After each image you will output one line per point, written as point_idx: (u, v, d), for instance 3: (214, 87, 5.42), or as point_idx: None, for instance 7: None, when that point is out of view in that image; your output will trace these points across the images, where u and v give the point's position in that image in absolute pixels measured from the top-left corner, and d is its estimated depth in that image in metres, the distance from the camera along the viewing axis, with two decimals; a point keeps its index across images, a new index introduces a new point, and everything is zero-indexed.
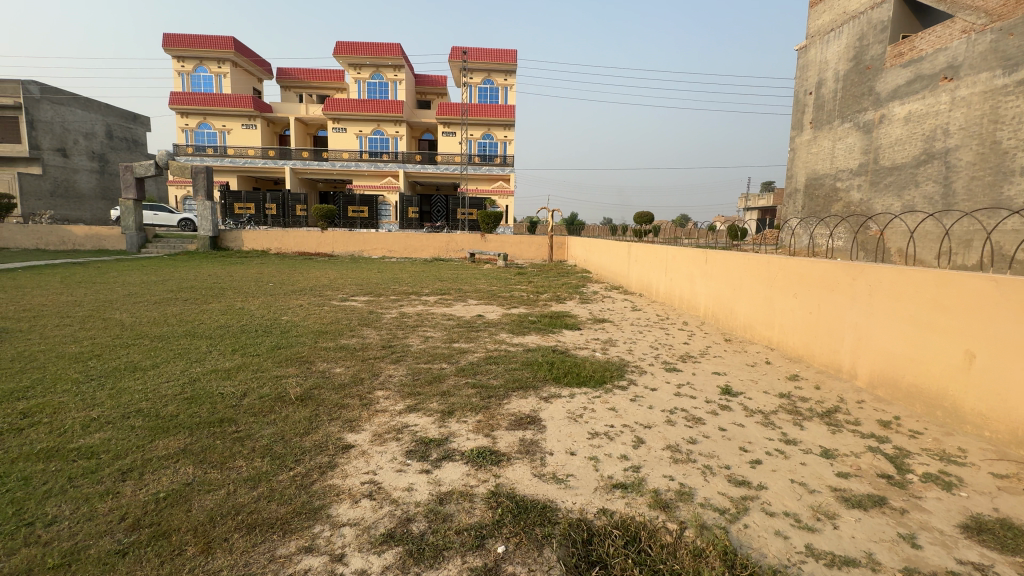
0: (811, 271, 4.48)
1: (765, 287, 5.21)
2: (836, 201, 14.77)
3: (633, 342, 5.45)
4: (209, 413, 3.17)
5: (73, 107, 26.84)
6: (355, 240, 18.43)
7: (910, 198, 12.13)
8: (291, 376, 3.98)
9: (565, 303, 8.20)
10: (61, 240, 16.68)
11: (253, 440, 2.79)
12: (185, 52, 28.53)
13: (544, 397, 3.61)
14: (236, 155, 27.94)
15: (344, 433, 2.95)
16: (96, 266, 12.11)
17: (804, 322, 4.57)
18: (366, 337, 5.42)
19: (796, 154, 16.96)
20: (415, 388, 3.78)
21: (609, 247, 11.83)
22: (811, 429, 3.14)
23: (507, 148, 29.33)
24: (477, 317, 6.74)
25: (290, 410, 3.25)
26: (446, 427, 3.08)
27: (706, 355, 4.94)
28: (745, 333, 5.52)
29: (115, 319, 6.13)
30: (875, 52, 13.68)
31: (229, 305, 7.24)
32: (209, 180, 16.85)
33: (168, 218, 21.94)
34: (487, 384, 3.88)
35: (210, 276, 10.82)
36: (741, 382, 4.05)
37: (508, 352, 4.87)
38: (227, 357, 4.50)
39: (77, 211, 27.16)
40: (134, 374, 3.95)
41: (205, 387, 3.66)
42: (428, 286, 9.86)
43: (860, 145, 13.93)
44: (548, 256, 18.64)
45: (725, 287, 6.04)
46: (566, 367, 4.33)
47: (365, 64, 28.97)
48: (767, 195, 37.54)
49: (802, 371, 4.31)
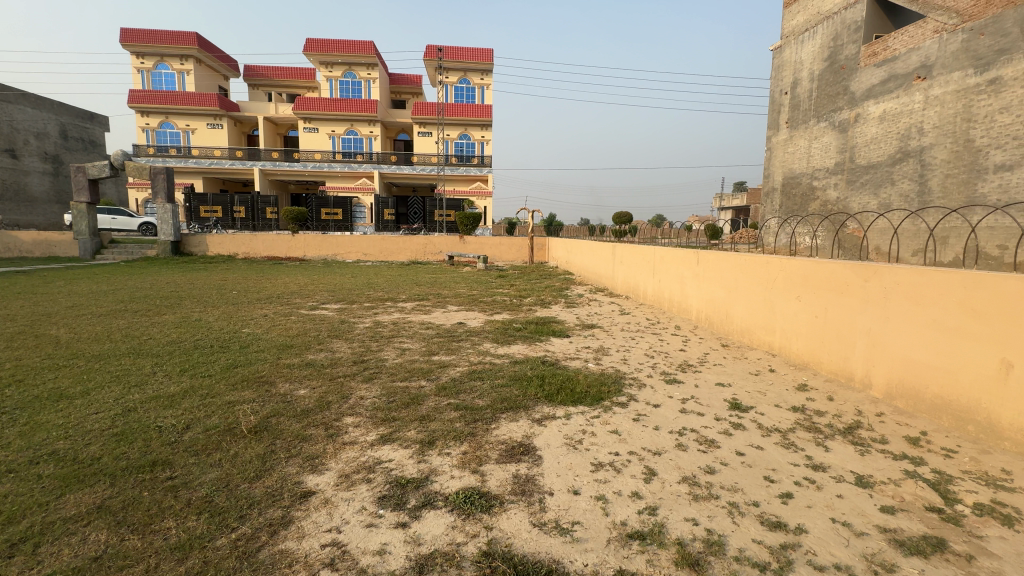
0: (816, 272, 4.19)
1: (764, 289, 4.91)
2: (813, 199, 14.85)
3: (627, 350, 5.08)
4: (140, 454, 2.64)
5: (22, 105, 25.07)
6: (327, 244, 17.67)
7: (886, 196, 12.20)
8: (247, 402, 3.45)
9: (550, 308, 7.79)
10: (6, 246, 15.45)
11: (188, 491, 2.28)
12: (145, 48, 27.20)
13: (538, 420, 3.19)
14: (200, 155, 26.73)
15: (303, 476, 2.46)
16: (41, 275, 11.16)
17: (810, 326, 4.27)
18: (336, 351, 4.90)
19: (772, 154, 17.04)
20: (389, 413, 3.30)
21: (592, 248, 11.51)
22: (836, 450, 2.82)
23: (485, 148, 28.92)
24: (458, 325, 6.27)
25: (241, 447, 2.74)
26: (426, 462, 2.63)
27: (706, 363, 4.62)
28: (743, 337, 5.24)
29: (49, 335, 5.44)
30: (850, 52, 13.74)
31: (184, 317, 6.60)
32: (169, 182, 15.87)
33: (128, 223, 20.79)
34: (473, 405, 3.44)
35: (167, 284, 10.07)
36: (748, 395, 3.72)
37: (493, 365, 4.44)
38: (174, 380, 3.93)
39: (29, 215, 25.56)
40: (57, 404, 3.36)
41: (140, 420, 3.10)
42: (405, 292, 9.35)
43: (836, 143, 14.01)
44: (529, 257, 18.30)
45: (720, 289, 5.74)
46: (560, 381, 3.92)
47: (337, 62, 28.14)
48: (739, 195, 38.17)
49: (811, 379, 4.02)
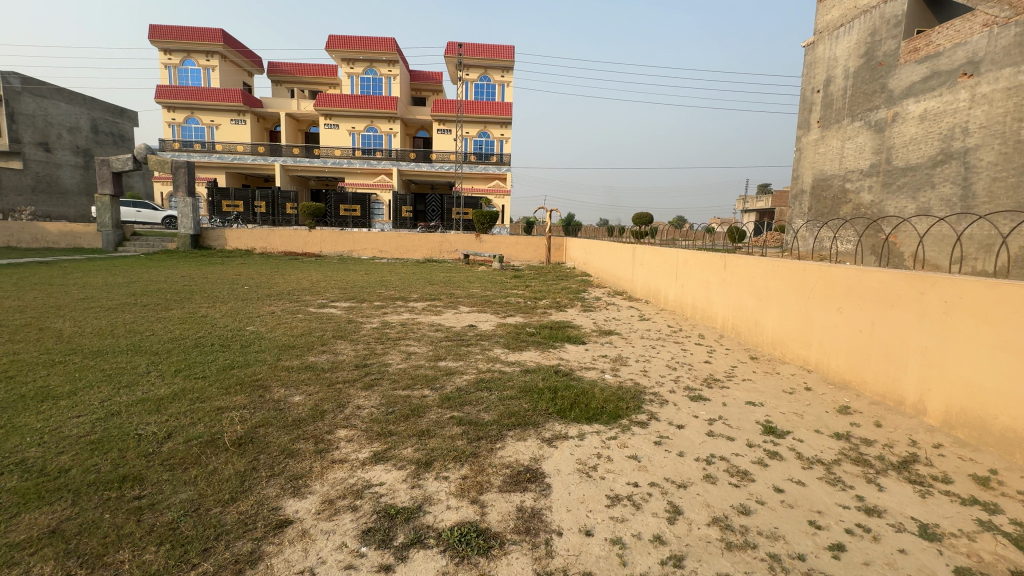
0: (862, 282, 3.77)
1: (799, 298, 4.51)
2: (845, 203, 14.16)
3: (647, 361, 4.73)
4: (111, 467, 2.42)
5: (55, 99, 25.93)
6: (344, 240, 17.60)
7: (926, 200, 11.51)
8: (237, 409, 3.22)
9: (566, 311, 7.46)
10: (33, 236, 15.78)
11: (153, 515, 2.05)
12: (173, 44, 27.67)
13: (547, 440, 2.89)
14: (223, 151, 27.01)
15: (283, 500, 2.21)
16: (62, 266, 11.27)
17: (852, 342, 3.86)
18: (339, 353, 4.67)
19: (802, 154, 16.35)
20: (386, 426, 3.02)
21: (611, 249, 11.11)
22: (892, 489, 2.44)
23: (504, 146, 28.65)
24: (469, 328, 5.99)
25: (221, 462, 2.50)
26: (420, 488, 2.35)
27: (734, 378, 4.24)
28: (774, 350, 4.85)
29: (53, 329, 5.34)
30: (889, 48, 13.04)
31: (191, 313, 6.46)
32: (190, 175, 15.96)
33: (151, 216, 21.12)
34: (477, 420, 3.15)
35: (180, 278, 10.03)
36: (784, 417, 3.34)
37: (503, 373, 4.14)
38: (166, 382, 3.73)
39: (61, 207, 26.22)
40: (40, 405, 3.18)
41: (122, 426, 2.89)
42: (416, 291, 9.10)
43: (871, 144, 13.31)
44: (546, 257, 17.95)
45: (749, 296, 5.34)
46: (573, 395, 3.61)
47: (358, 58, 28.19)
48: (764, 199, 37.09)
49: (854, 402, 3.61)
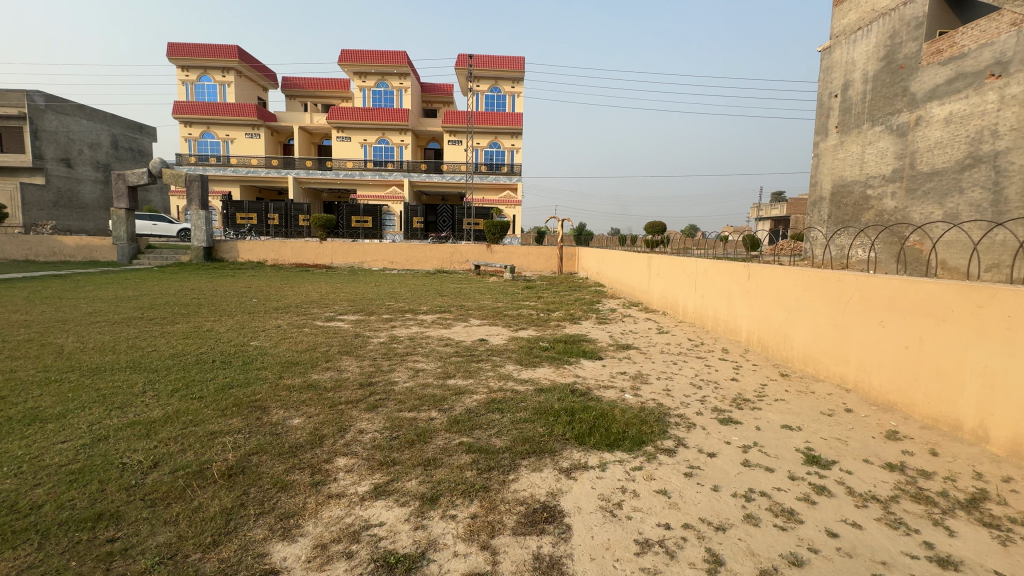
0: (906, 294, 3.46)
1: (834, 311, 4.19)
2: (867, 209, 13.71)
3: (669, 378, 4.42)
4: (88, 503, 2.21)
5: (77, 116, 26.57)
6: (354, 251, 17.52)
7: (954, 206, 11.06)
8: (231, 433, 3.00)
9: (580, 324, 7.17)
10: (51, 250, 16.00)
11: (124, 564, 1.83)
12: (190, 61, 28.23)
13: (565, 471, 2.62)
14: (238, 164, 27.37)
15: (270, 544, 1.97)
16: (75, 279, 11.31)
17: (897, 360, 3.54)
18: (343, 371, 4.44)
19: (820, 160, 15.93)
20: (390, 454, 2.78)
21: (625, 259, 10.82)
22: (964, 535, 2.12)
23: (515, 157, 28.56)
24: (479, 343, 5.74)
25: (207, 497, 2.28)
26: (423, 530, 2.09)
27: (766, 399, 3.91)
28: (806, 367, 4.52)
29: (55, 345, 5.21)
30: (910, 50, 12.66)
31: (196, 328, 6.31)
32: (203, 188, 16.10)
33: (167, 229, 21.39)
34: (489, 447, 2.89)
35: (190, 291, 9.97)
36: (827, 444, 3.02)
37: (515, 393, 3.87)
38: (161, 403, 3.53)
39: (81, 221, 26.68)
40: (25, 430, 3.00)
41: (106, 453, 2.69)
42: (426, 303, 8.88)
43: (893, 149, 12.90)
44: (558, 267, 17.72)
45: (777, 308, 5.02)
46: (592, 418, 3.32)
47: (370, 72, 28.45)
48: (779, 206, 36.50)
49: (902, 427, 3.27)
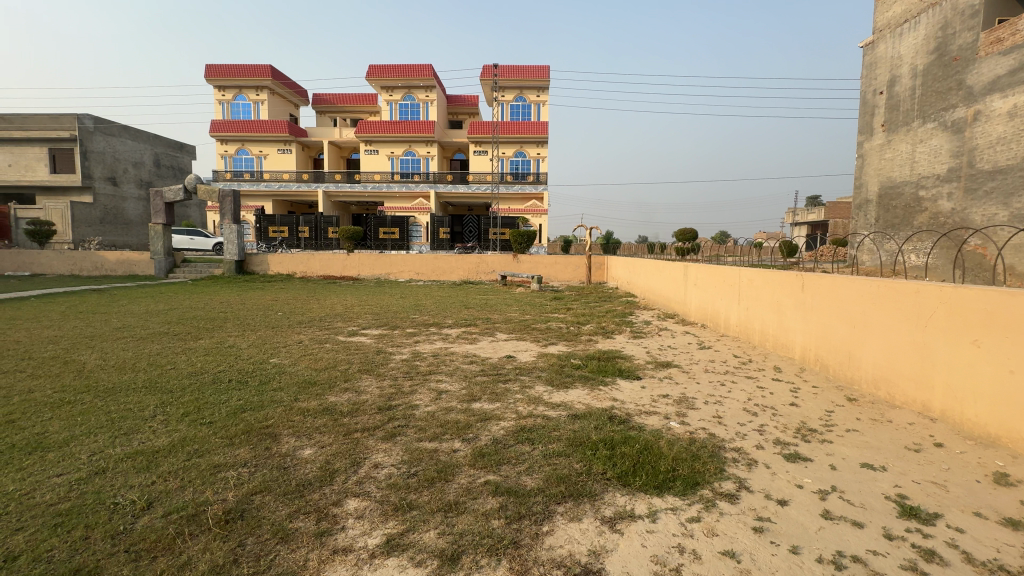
0: (1006, 308, 2.94)
1: (912, 327, 3.66)
2: (919, 212, 12.77)
3: (719, 403, 3.95)
4: (67, 555, 1.95)
5: (123, 137, 27.90)
6: (381, 262, 17.45)
7: (1022, 206, 10.11)
8: (235, 467, 2.73)
9: (614, 338, 6.74)
10: (94, 265, 16.52)
11: None
12: (226, 81, 29.28)
13: (609, 521, 2.23)
14: (271, 180, 28.12)
15: None
16: (111, 294, 11.52)
17: (997, 385, 3.01)
18: (362, 392, 4.16)
19: (864, 161, 15.00)
20: (406, 495, 2.45)
21: (658, 268, 10.31)
22: None
23: (541, 166, 28.27)
24: (506, 360, 5.40)
25: (198, 549, 1.99)
26: None
27: (836, 429, 3.40)
28: (879, 391, 3.98)
29: (77, 362, 5.14)
30: (965, 41, 11.77)
31: (218, 343, 6.18)
32: (235, 203, 16.44)
33: (203, 243, 22.02)
34: (519, 488, 2.51)
35: (218, 304, 10.01)
36: (921, 490, 2.53)
37: (547, 420, 3.48)
38: (168, 429, 3.30)
39: (125, 236, 27.73)
40: (24, 460, 2.81)
41: (100, 490, 2.45)
42: (451, 316, 8.61)
43: (948, 146, 11.98)
44: (586, 277, 17.24)
45: (838, 322, 4.49)
46: (635, 452, 2.91)
47: (396, 86, 28.80)
48: (817, 210, 34.97)
49: (1012, 468, 2.73)
